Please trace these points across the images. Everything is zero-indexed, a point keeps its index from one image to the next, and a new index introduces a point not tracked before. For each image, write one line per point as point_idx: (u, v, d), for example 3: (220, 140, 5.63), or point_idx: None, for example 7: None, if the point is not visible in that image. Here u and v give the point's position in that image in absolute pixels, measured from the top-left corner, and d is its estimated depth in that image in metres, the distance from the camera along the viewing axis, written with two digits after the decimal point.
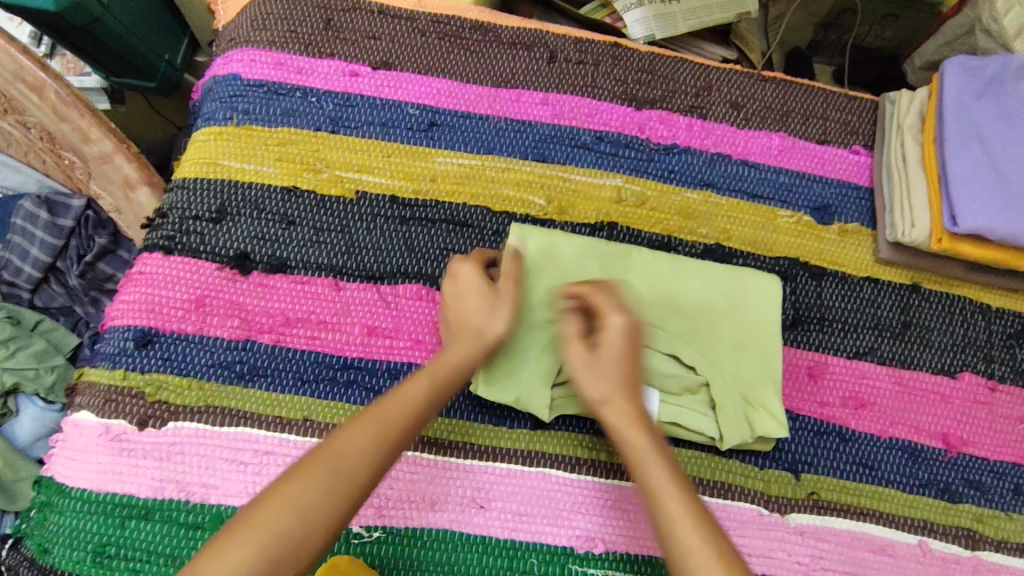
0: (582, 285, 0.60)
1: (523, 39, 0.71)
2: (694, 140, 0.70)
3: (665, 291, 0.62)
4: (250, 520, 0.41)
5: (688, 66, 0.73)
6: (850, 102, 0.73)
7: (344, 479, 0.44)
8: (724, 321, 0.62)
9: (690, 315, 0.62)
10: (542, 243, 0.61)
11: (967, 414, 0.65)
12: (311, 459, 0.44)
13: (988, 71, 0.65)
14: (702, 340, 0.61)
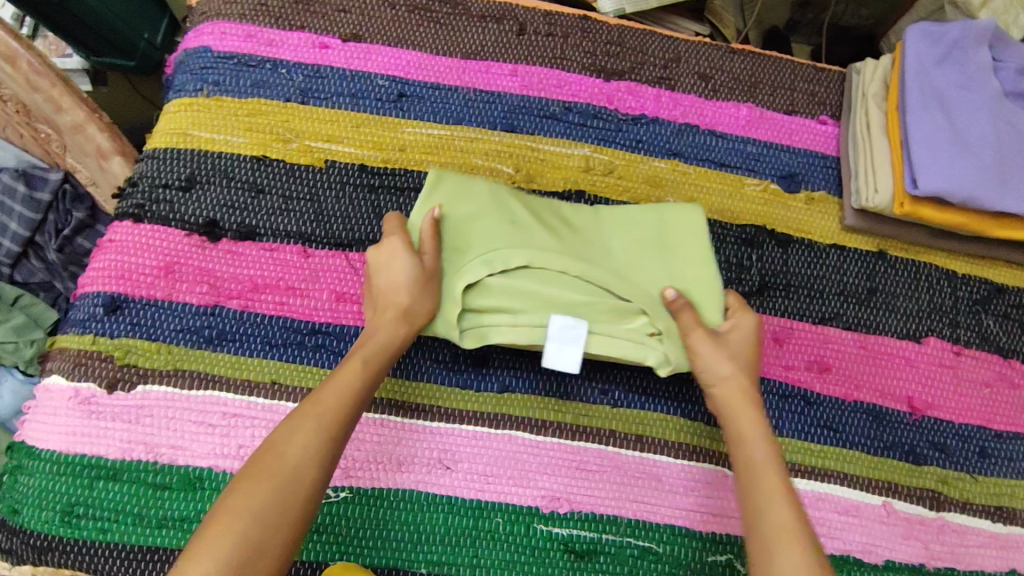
0: (506, 219, 0.58)
1: (492, 12, 0.72)
2: (662, 110, 0.71)
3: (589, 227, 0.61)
4: (213, 535, 0.42)
5: (657, 39, 0.73)
6: (818, 73, 0.74)
7: (290, 479, 0.45)
8: (649, 250, 0.60)
9: (614, 247, 0.60)
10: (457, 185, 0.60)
11: (932, 378, 0.66)
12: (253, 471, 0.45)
13: (948, 37, 0.66)
14: (630, 270, 0.59)
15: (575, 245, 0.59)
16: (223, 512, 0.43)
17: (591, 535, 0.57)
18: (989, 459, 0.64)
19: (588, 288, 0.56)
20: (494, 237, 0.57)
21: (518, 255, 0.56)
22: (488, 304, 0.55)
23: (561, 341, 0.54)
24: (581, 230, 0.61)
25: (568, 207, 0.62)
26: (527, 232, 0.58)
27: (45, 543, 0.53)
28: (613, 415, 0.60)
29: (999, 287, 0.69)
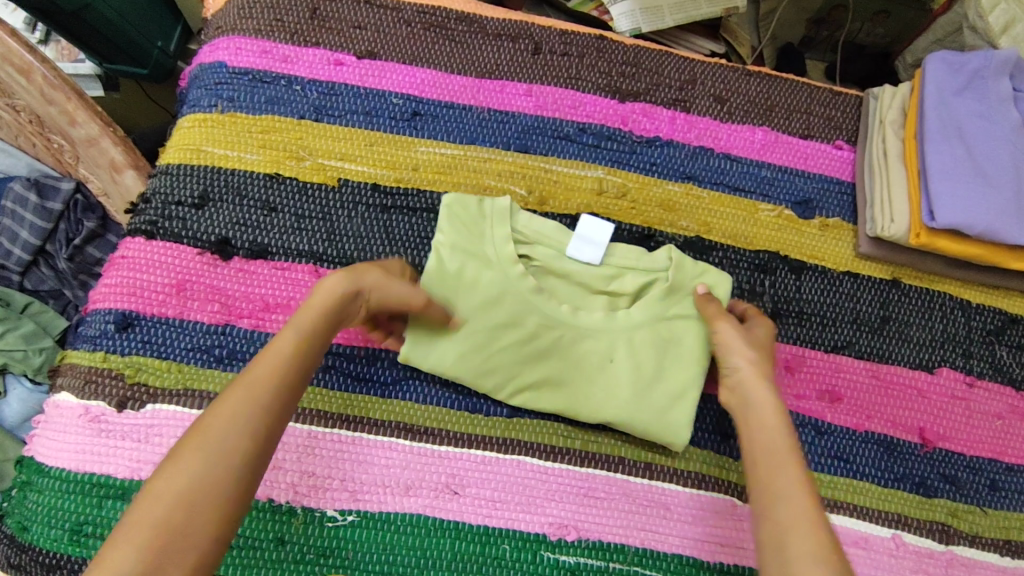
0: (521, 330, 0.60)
1: (508, 30, 0.72)
2: (676, 133, 0.70)
3: (490, 306, 0.60)
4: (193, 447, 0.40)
5: (673, 59, 0.73)
6: (834, 98, 0.73)
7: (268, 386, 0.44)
8: (505, 276, 0.61)
9: (507, 300, 0.60)
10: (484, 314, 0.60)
11: (944, 410, 0.65)
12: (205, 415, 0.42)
13: (969, 67, 0.66)
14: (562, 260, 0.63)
15: (547, 342, 0.60)
16: (184, 447, 0.40)
17: (598, 563, 0.56)
18: (1000, 492, 0.63)
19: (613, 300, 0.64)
20: (575, 364, 0.60)
21: (619, 350, 0.61)
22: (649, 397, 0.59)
23: (576, 239, 0.63)
24: (487, 327, 0.59)
25: (455, 340, 0.59)
26: (521, 365, 0.59)
27: (53, 561, 0.53)
28: (623, 443, 0.60)
29: (1013, 317, 0.69)
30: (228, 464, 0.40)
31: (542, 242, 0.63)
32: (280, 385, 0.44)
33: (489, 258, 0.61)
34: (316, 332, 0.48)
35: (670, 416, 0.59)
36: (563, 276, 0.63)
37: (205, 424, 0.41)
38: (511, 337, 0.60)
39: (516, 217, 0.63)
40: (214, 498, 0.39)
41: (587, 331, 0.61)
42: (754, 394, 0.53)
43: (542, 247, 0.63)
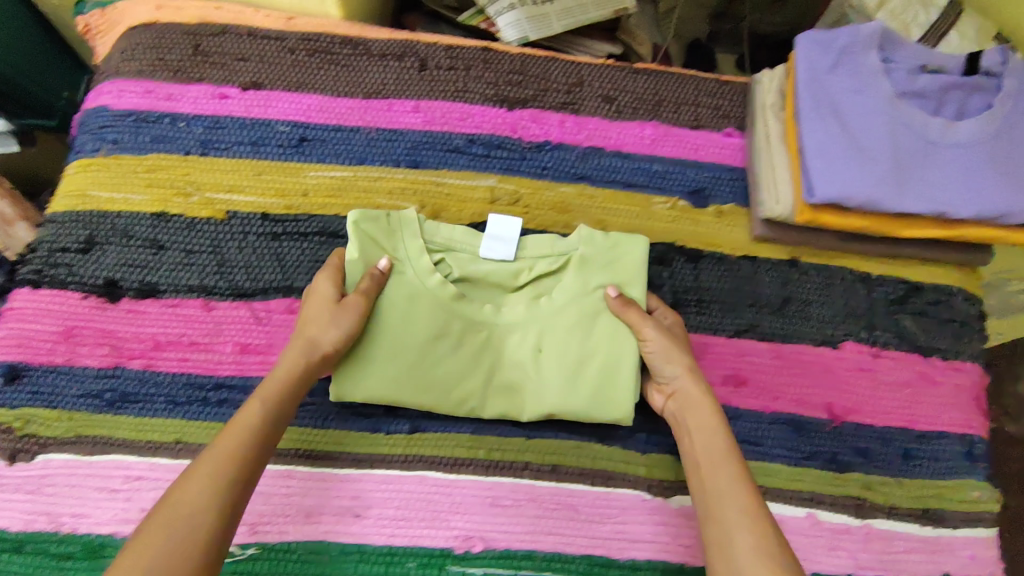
0: (436, 341, 0.59)
1: (393, 50, 0.72)
2: (566, 136, 0.71)
3: (407, 327, 0.59)
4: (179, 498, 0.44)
5: (560, 64, 0.74)
6: (721, 87, 0.74)
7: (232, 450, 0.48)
8: (421, 288, 0.60)
9: (428, 308, 0.60)
10: (405, 321, 0.59)
11: (850, 384, 0.65)
12: (182, 481, 0.46)
13: (838, 43, 0.64)
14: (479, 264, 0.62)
15: (470, 350, 0.60)
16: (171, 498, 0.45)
17: (505, 572, 0.56)
18: (913, 461, 0.63)
19: (532, 288, 0.63)
20: (509, 361, 0.61)
21: (551, 337, 0.60)
22: (592, 377, 0.59)
23: (488, 240, 0.63)
24: (406, 347, 0.59)
25: (377, 367, 0.58)
26: (447, 368, 0.59)
27: None
28: (528, 448, 0.60)
29: (914, 285, 0.69)
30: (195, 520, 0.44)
31: (453, 249, 0.62)
32: (247, 450, 0.48)
33: (407, 273, 0.61)
34: (282, 425, 0.52)
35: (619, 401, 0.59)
36: (483, 278, 0.62)
37: (171, 500, 0.44)
38: (439, 348, 0.59)
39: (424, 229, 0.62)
40: (195, 543, 0.43)
41: (512, 326, 0.61)
42: (694, 403, 0.55)
43: (457, 253, 0.62)
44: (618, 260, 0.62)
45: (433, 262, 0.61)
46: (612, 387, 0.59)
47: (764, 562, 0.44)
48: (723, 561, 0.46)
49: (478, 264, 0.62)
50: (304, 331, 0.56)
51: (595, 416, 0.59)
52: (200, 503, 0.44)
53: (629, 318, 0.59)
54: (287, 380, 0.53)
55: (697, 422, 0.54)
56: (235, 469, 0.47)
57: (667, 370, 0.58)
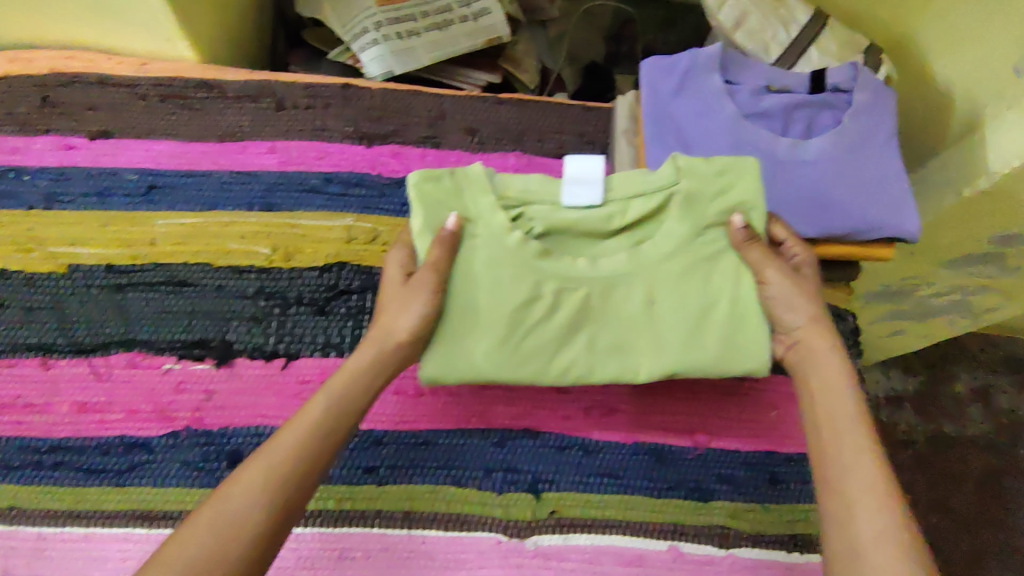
0: (597, 299, 0.51)
1: (249, 91, 0.71)
2: (427, 170, 0.70)
3: (495, 288, 0.50)
4: (204, 515, 0.43)
5: (422, 98, 0.73)
6: (586, 113, 0.74)
7: (290, 461, 0.45)
8: (497, 246, 0.51)
9: (504, 265, 0.50)
10: (489, 280, 0.50)
11: (716, 408, 0.64)
12: (226, 491, 0.44)
13: (679, 67, 0.64)
14: (563, 213, 0.53)
15: (571, 310, 0.50)
16: (196, 517, 0.43)
17: None
18: (782, 485, 0.61)
19: (626, 236, 0.53)
20: (630, 318, 0.51)
21: (659, 287, 0.51)
22: (705, 331, 0.50)
23: (569, 184, 0.53)
24: (509, 314, 0.49)
25: (487, 334, 0.50)
26: (564, 329, 0.50)
27: None
28: (379, 494, 0.58)
29: None
30: (232, 540, 0.42)
31: (532, 200, 0.53)
32: (305, 472, 0.46)
33: (478, 228, 0.51)
34: (356, 409, 0.49)
35: (730, 357, 0.50)
36: (560, 230, 0.53)
37: (218, 499, 0.43)
38: (572, 301, 0.50)
39: (499, 181, 0.53)
40: (226, 568, 0.41)
41: (614, 278, 0.51)
42: (832, 380, 0.49)
43: (535, 206, 0.53)
44: (731, 185, 0.53)
45: (510, 216, 0.52)
46: (727, 335, 0.50)
47: (883, 552, 0.41)
48: (840, 546, 0.43)
49: (564, 213, 0.52)
50: (379, 320, 0.51)
51: (722, 372, 0.50)
52: (243, 519, 0.43)
53: (750, 257, 0.51)
54: (364, 390, 0.50)
55: (825, 380, 0.49)
56: (290, 483, 0.45)
57: (790, 319, 0.51)
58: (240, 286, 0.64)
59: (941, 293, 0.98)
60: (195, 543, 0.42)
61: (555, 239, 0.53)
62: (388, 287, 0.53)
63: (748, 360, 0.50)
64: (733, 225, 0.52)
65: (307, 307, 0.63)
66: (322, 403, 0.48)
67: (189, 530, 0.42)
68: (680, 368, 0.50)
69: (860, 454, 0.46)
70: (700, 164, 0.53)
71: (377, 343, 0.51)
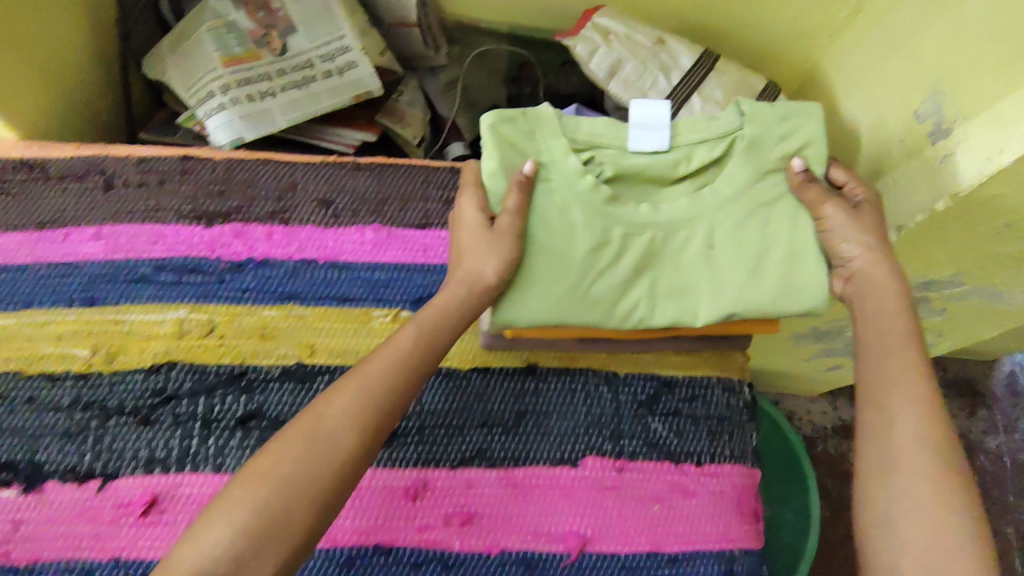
0: (699, 236, 0.54)
1: (75, 170, 0.64)
2: (273, 250, 0.63)
3: (575, 232, 0.53)
4: (299, 440, 0.44)
5: (271, 167, 0.67)
6: (453, 178, 0.69)
7: (373, 394, 0.46)
8: (571, 191, 0.54)
9: (583, 210, 0.54)
10: (561, 222, 0.53)
11: (593, 508, 0.57)
12: (312, 419, 0.45)
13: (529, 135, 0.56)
14: (636, 158, 0.56)
15: (639, 252, 0.54)
16: (276, 444, 0.44)
17: None
18: None
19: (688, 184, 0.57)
20: (685, 262, 0.54)
21: (722, 229, 0.54)
22: (754, 269, 0.53)
23: (634, 129, 0.57)
24: (583, 254, 0.53)
25: (563, 278, 0.53)
26: (635, 273, 0.54)
27: None
28: None
29: (667, 381, 0.63)
30: (323, 468, 0.43)
31: (599, 143, 0.56)
32: (396, 405, 0.47)
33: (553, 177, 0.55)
34: (441, 346, 0.51)
35: (780, 302, 0.53)
36: (632, 175, 0.56)
37: (311, 430, 0.44)
38: (633, 253, 0.53)
39: (565, 125, 0.56)
40: (308, 511, 0.42)
41: (678, 221, 0.55)
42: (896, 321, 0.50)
43: (605, 150, 0.56)
44: (795, 129, 0.56)
45: (580, 160, 0.55)
46: (792, 272, 0.53)
47: (922, 461, 0.43)
48: (876, 450, 0.45)
49: (632, 159, 0.56)
50: (461, 261, 0.53)
51: (783, 309, 0.53)
52: (340, 437, 0.44)
53: (808, 198, 0.54)
54: (443, 314, 0.51)
55: (883, 307, 0.50)
56: (386, 400, 0.46)
57: (847, 250, 0.53)
58: (54, 396, 0.57)
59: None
60: (274, 478, 0.42)
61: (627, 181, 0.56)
62: (463, 226, 0.55)
63: (805, 296, 0.53)
64: (791, 168, 0.55)
65: (129, 417, 0.57)
66: (390, 354, 0.49)
67: (268, 463, 0.43)
68: (750, 307, 0.53)
69: (912, 383, 0.47)
70: (766, 110, 0.57)
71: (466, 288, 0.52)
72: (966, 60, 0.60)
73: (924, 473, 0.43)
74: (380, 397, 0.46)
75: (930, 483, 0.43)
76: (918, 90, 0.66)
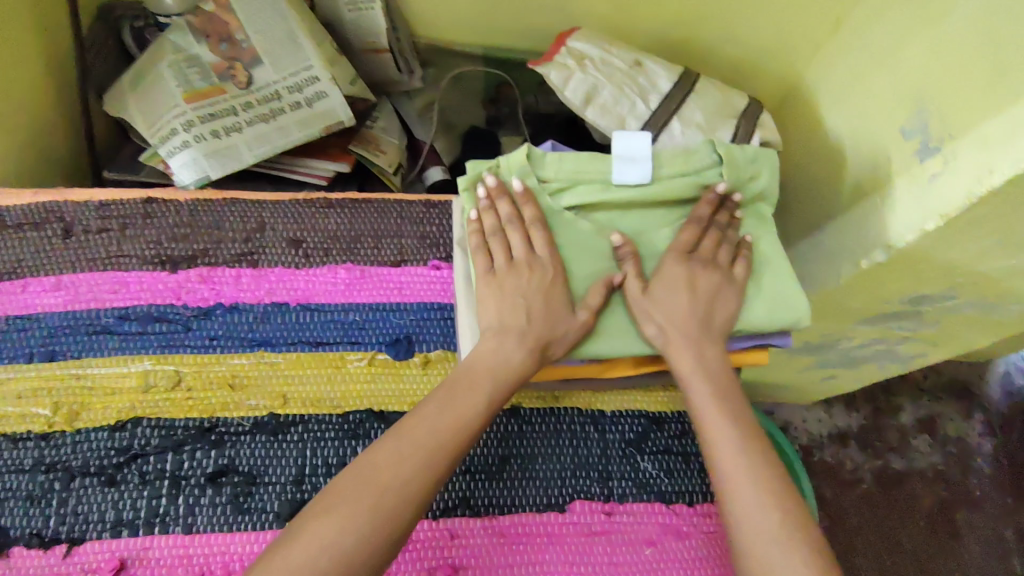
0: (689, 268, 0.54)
1: (31, 218, 0.62)
2: (242, 295, 0.61)
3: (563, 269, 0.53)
4: (292, 551, 0.41)
5: (238, 207, 0.64)
6: (428, 211, 0.66)
7: (375, 499, 0.43)
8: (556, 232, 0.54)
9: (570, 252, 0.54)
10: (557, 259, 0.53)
11: (583, 554, 0.55)
12: (309, 530, 0.42)
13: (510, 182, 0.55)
14: (618, 191, 0.54)
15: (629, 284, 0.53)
16: (273, 553, 0.41)
17: None
18: None
19: (673, 211, 0.56)
20: None
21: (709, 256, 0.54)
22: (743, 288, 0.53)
23: (618, 162, 0.54)
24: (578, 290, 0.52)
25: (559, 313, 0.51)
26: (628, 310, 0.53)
27: None
28: None
29: (654, 418, 0.61)
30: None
31: (580, 180, 0.55)
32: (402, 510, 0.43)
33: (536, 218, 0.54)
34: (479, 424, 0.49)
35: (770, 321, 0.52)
36: (611, 208, 0.55)
37: (302, 536, 0.41)
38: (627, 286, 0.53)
39: (539, 165, 0.55)
40: None
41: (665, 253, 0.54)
42: (696, 394, 0.50)
43: (585, 185, 0.55)
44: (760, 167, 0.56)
45: (561, 201, 0.55)
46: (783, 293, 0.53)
47: (778, 533, 0.44)
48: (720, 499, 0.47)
49: (615, 191, 0.54)
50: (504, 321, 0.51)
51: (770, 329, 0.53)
52: (336, 549, 0.41)
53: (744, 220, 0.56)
54: (481, 377, 0.49)
55: (696, 379, 0.50)
56: (390, 501, 0.43)
57: (650, 330, 0.51)
58: (15, 458, 0.54)
59: (863, 345, 0.91)
60: None
61: (605, 212, 0.55)
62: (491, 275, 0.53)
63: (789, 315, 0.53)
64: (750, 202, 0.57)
65: (94, 478, 0.54)
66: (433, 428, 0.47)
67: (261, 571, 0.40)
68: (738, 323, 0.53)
69: (736, 451, 0.47)
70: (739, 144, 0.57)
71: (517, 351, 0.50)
72: (954, 75, 0.58)
73: (785, 538, 0.44)
74: (389, 500, 0.43)
75: (781, 518, 0.44)
76: (904, 107, 0.64)
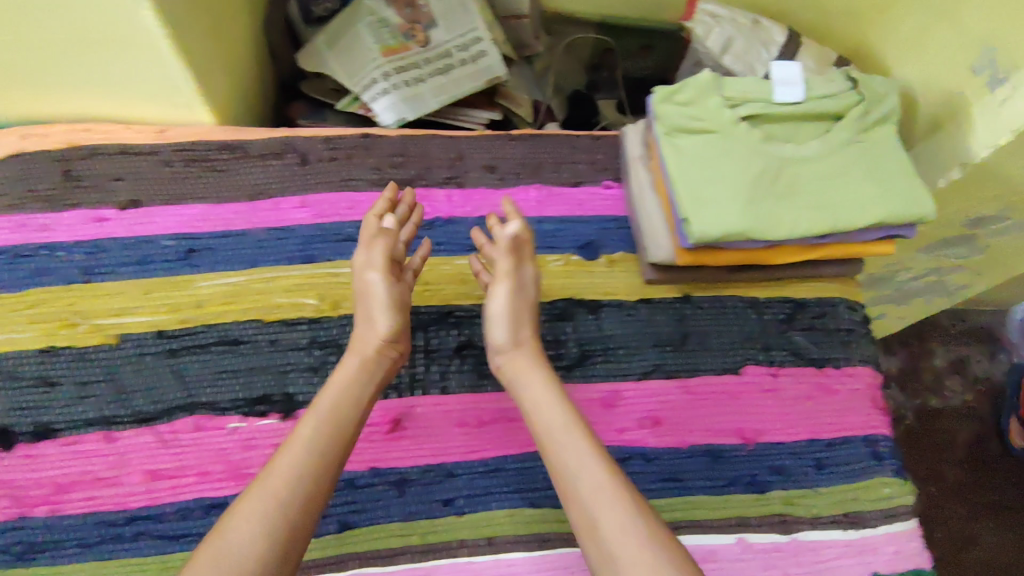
0: (834, 171, 0.66)
1: (272, 148, 0.73)
2: (455, 210, 0.73)
3: (728, 167, 0.64)
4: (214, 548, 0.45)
5: (440, 140, 0.76)
6: (593, 143, 0.79)
7: (281, 509, 0.47)
8: (730, 138, 0.65)
9: (741, 152, 0.65)
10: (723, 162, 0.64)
11: (757, 406, 0.68)
12: (239, 528, 0.45)
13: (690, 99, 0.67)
14: (778, 108, 0.66)
15: (789, 179, 0.65)
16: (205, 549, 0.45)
17: None
18: (826, 469, 0.66)
19: (822, 126, 0.68)
20: (825, 184, 0.65)
21: (849, 165, 0.66)
22: (878, 186, 0.65)
23: (778, 86, 0.67)
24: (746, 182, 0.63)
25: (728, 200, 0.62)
26: (785, 200, 0.64)
27: None
28: (461, 523, 0.59)
29: (799, 303, 0.73)
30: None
31: (751, 98, 0.66)
32: (303, 509, 0.48)
33: (712, 126, 0.66)
34: (347, 430, 0.53)
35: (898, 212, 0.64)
36: (772, 122, 0.67)
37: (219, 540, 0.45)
38: (784, 180, 0.65)
39: (722, 86, 0.67)
40: None
41: (817, 158, 0.66)
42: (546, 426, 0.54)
43: (754, 102, 0.66)
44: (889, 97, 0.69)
45: (737, 111, 0.66)
46: (910, 190, 0.65)
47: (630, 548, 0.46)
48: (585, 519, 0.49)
49: (775, 107, 0.66)
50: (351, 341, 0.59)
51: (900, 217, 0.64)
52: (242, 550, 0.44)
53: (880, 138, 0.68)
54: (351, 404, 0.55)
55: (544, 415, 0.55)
56: (294, 505, 0.47)
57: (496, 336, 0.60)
58: (292, 337, 0.65)
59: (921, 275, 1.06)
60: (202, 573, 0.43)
61: (770, 125, 0.67)
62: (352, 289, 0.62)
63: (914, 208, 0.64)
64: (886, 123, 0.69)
65: None
66: (291, 457, 0.50)
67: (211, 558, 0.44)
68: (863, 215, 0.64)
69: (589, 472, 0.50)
70: (871, 81, 0.70)
71: (360, 370, 0.57)
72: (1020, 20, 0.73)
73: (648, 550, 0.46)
74: (294, 505, 0.47)
75: (644, 542, 0.46)
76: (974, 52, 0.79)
